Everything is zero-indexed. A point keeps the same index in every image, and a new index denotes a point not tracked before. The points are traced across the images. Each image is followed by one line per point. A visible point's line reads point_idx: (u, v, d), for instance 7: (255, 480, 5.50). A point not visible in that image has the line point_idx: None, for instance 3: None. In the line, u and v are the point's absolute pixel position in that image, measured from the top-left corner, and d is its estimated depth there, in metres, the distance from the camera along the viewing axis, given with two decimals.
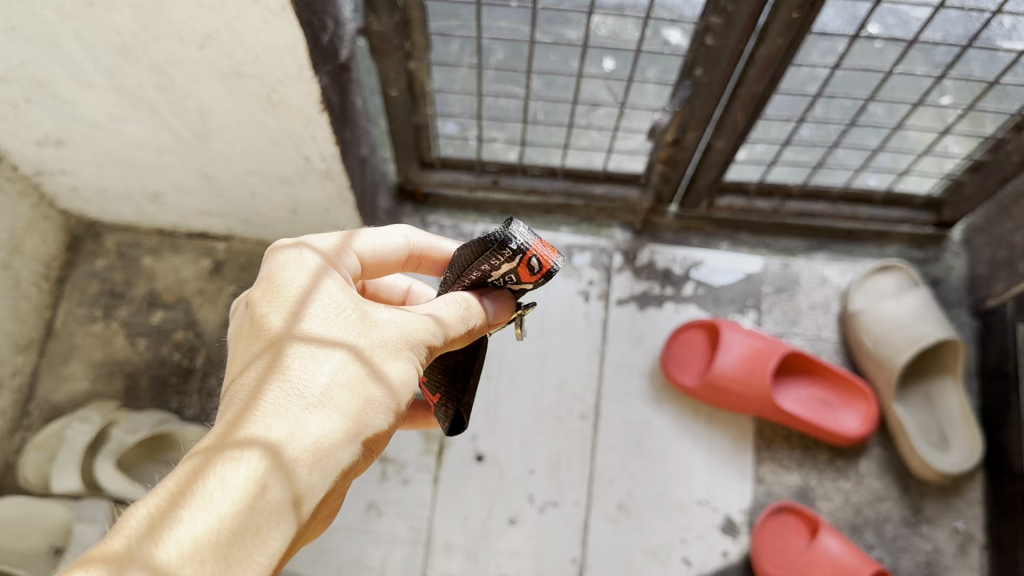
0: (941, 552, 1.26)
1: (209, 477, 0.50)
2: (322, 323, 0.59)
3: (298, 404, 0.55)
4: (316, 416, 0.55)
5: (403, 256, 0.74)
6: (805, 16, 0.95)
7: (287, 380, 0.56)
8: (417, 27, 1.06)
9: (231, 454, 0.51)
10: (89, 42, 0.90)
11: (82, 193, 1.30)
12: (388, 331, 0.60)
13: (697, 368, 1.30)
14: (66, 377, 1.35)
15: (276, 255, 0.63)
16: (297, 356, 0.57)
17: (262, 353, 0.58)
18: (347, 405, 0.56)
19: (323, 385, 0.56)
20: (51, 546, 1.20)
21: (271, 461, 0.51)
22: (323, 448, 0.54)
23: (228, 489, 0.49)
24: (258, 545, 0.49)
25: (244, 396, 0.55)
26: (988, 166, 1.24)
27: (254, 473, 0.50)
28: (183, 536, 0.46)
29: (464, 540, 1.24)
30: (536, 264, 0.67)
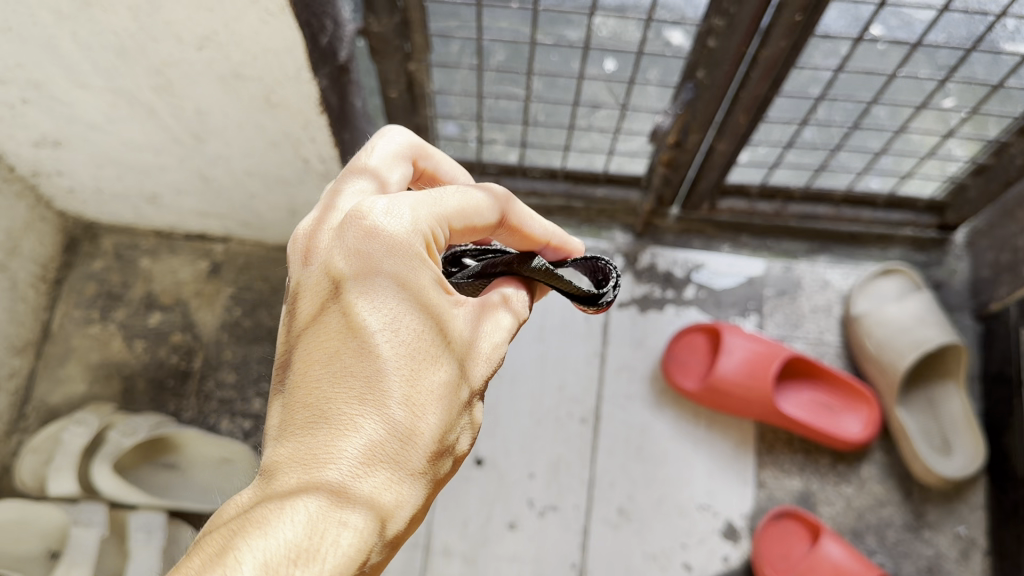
0: (943, 557, 1.25)
1: (316, 536, 0.52)
2: (427, 364, 0.59)
3: (398, 459, 0.57)
4: (410, 473, 0.57)
5: (493, 220, 0.66)
6: (809, 19, 0.94)
7: (393, 431, 0.57)
8: (417, 28, 1.05)
9: (343, 516, 0.53)
10: (87, 43, 0.89)
11: (80, 195, 1.30)
12: (478, 372, 0.62)
13: (698, 372, 1.29)
14: (63, 379, 1.35)
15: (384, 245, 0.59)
16: (400, 400, 0.57)
17: (367, 381, 0.57)
18: (438, 462, 0.59)
19: (423, 441, 0.58)
20: (47, 550, 1.20)
21: (375, 528, 0.54)
22: (415, 510, 0.57)
23: (337, 552, 0.53)
24: None
25: (352, 438, 0.55)
26: (992, 169, 1.23)
27: (359, 540, 0.53)
28: None
29: (463, 544, 1.24)
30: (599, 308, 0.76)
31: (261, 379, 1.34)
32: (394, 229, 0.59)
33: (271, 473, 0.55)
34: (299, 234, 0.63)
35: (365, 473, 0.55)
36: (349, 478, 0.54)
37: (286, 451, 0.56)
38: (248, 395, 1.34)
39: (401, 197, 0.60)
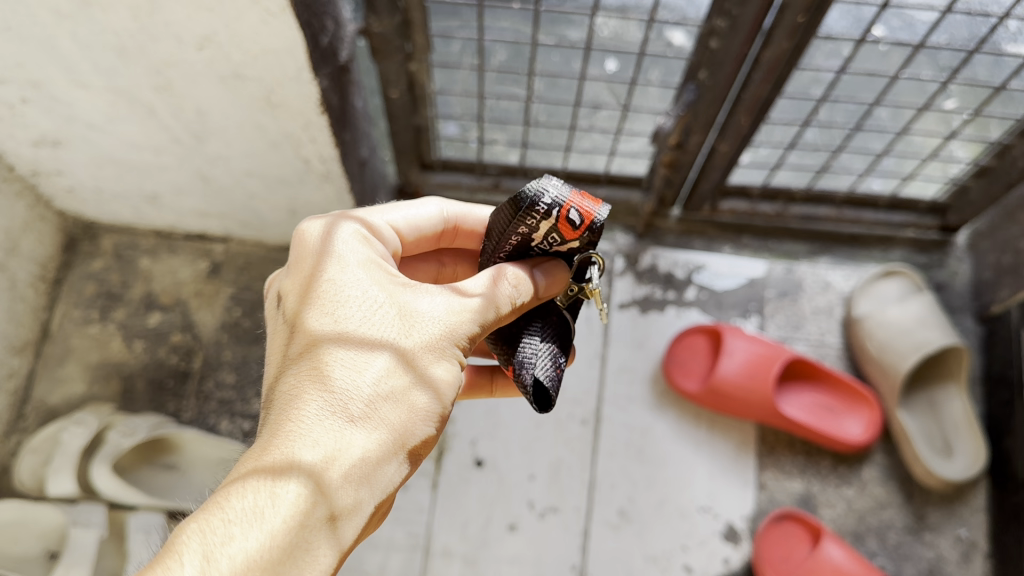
0: (944, 560, 1.24)
1: (261, 496, 0.52)
2: (363, 327, 0.60)
3: (343, 415, 0.57)
4: (361, 429, 0.57)
5: (438, 226, 0.77)
6: (811, 20, 0.94)
7: (331, 390, 0.57)
8: (419, 29, 1.04)
9: (280, 472, 0.53)
10: (87, 43, 0.89)
11: (79, 194, 1.29)
12: (433, 328, 0.62)
13: (699, 373, 1.29)
14: (61, 379, 1.34)
15: (310, 245, 0.65)
16: (336, 364, 0.59)
17: (303, 356, 0.60)
18: (390, 414, 0.58)
19: (366, 395, 0.58)
20: (45, 551, 1.19)
21: (318, 479, 0.53)
22: (367, 462, 0.56)
23: (277, 508, 0.52)
24: (310, 561, 0.52)
25: (291, 405, 0.57)
26: (994, 171, 1.23)
27: (297, 493, 0.52)
28: (236, 555, 0.49)
29: (463, 546, 1.23)
30: (575, 217, 0.68)
31: (260, 380, 1.34)
32: (317, 232, 0.66)
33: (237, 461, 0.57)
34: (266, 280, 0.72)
35: (302, 432, 0.55)
36: (287, 440, 0.55)
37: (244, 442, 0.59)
38: (247, 395, 1.33)
39: (333, 215, 0.68)
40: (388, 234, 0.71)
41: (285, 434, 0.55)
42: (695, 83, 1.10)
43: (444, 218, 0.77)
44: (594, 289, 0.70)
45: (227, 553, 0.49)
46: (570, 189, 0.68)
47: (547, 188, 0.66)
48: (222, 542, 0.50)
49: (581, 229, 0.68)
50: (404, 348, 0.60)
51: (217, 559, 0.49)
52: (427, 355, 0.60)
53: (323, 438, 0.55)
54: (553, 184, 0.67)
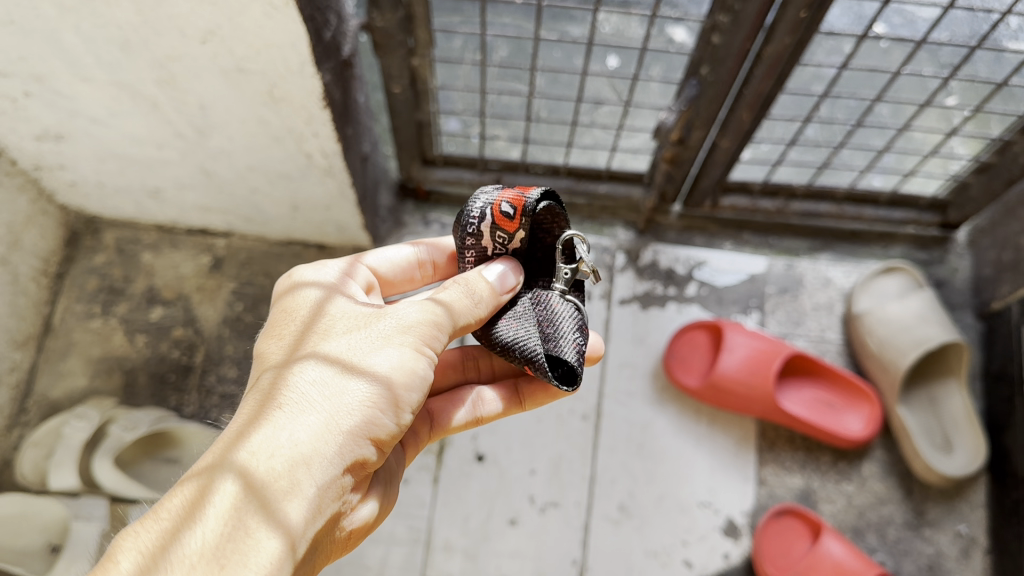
0: (944, 555, 1.25)
1: (202, 489, 0.55)
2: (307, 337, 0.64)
3: (289, 409, 0.59)
4: (301, 418, 0.59)
5: (415, 263, 0.84)
6: (813, 16, 0.94)
7: (273, 391, 0.61)
8: (421, 24, 1.05)
9: (218, 465, 0.56)
10: (90, 37, 0.89)
11: (82, 189, 1.30)
12: (386, 327, 0.64)
13: (699, 369, 1.29)
14: (64, 373, 1.34)
15: (276, 291, 0.72)
16: (282, 371, 0.62)
17: (258, 373, 0.64)
18: (328, 403, 0.60)
19: (304, 391, 0.60)
20: (47, 544, 1.19)
21: (254, 466, 0.56)
22: (305, 447, 0.57)
23: (216, 496, 0.54)
24: (251, 545, 0.53)
25: (240, 411, 0.61)
26: (994, 168, 1.23)
27: (234, 482, 0.55)
28: (174, 540, 0.52)
29: (464, 540, 1.23)
30: (508, 207, 0.71)
31: None
32: (281, 281, 0.73)
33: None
34: None
35: (245, 429, 0.58)
36: (232, 437, 0.58)
37: None
38: None
39: (309, 268, 0.74)
40: (367, 275, 0.79)
41: (229, 434, 0.58)
42: (697, 78, 1.11)
43: (419, 255, 0.84)
44: (583, 263, 0.74)
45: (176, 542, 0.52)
46: (502, 191, 0.73)
47: (477, 198, 0.73)
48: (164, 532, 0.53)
49: (517, 217, 0.71)
50: (341, 347, 0.63)
51: (167, 549, 0.51)
52: (376, 348, 0.62)
53: (271, 431, 0.57)
54: (485, 192, 0.73)
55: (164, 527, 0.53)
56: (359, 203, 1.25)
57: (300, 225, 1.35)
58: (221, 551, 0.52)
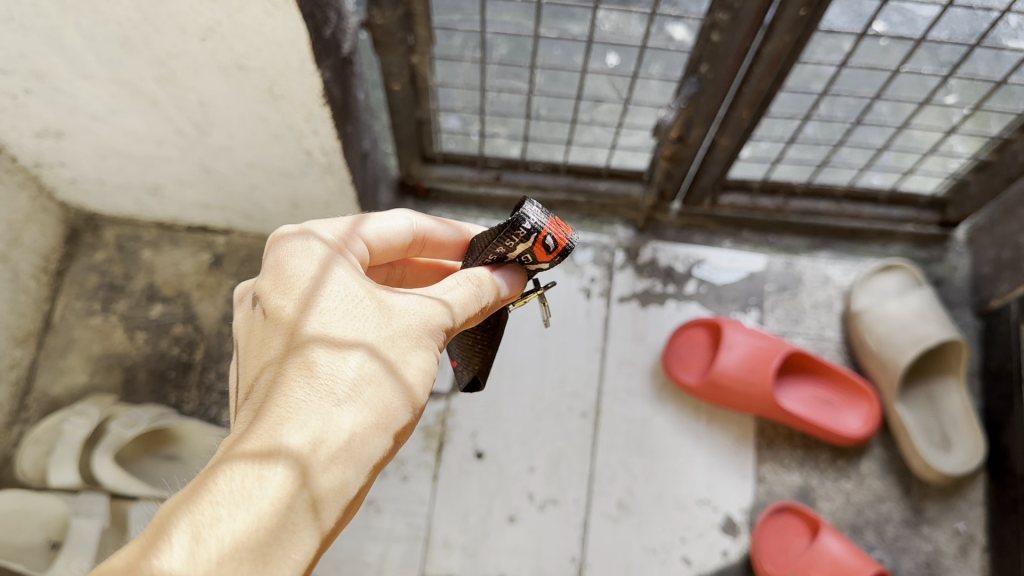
0: (942, 553, 1.25)
1: (246, 479, 0.49)
2: (343, 316, 0.59)
3: (338, 399, 0.55)
4: (347, 411, 0.55)
5: (407, 238, 0.74)
6: (812, 13, 0.94)
7: (316, 375, 0.56)
8: (421, 21, 1.05)
9: (265, 453, 0.50)
10: (90, 34, 0.89)
11: (82, 185, 1.30)
12: (409, 320, 0.62)
13: (698, 367, 1.30)
14: (64, 370, 1.35)
15: (282, 244, 0.63)
16: (322, 349, 0.57)
17: (280, 347, 0.58)
18: (374, 398, 0.56)
19: (351, 379, 0.56)
20: (47, 541, 1.20)
21: (305, 459, 0.51)
22: (352, 446, 0.54)
23: (265, 487, 0.49)
24: (295, 544, 0.49)
25: (270, 392, 0.55)
26: (994, 166, 1.23)
27: (287, 473, 0.50)
28: (221, 534, 0.47)
29: (463, 537, 1.24)
30: (551, 243, 0.73)
31: None
32: (288, 234, 0.64)
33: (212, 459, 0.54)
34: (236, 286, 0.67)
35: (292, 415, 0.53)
36: (277, 423, 0.52)
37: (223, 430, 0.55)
38: None
39: (318, 221, 0.67)
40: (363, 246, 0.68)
41: (265, 419, 0.53)
42: (696, 77, 1.11)
43: (411, 231, 0.74)
44: None
45: (214, 534, 0.46)
46: (548, 216, 0.73)
47: (528, 213, 0.71)
48: (209, 522, 0.47)
49: (554, 254, 0.73)
50: (382, 337, 0.59)
51: (205, 540, 0.46)
52: (411, 348, 0.60)
53: (323, 418, 0.53)
54: (534, 210, 0.72)
55: (206, 520, 0.47)
56: (359, 200, 1.25)
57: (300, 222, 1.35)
58: (263, 547, 0.47)
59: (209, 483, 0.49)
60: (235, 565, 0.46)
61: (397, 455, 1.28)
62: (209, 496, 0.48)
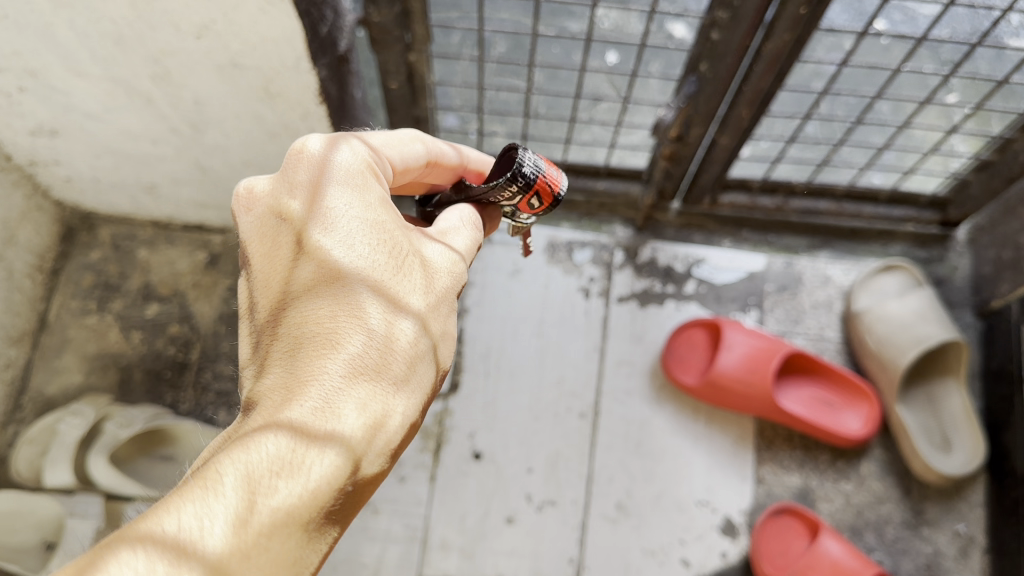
0: (942, 554, 1.24)
1: (305, 447, 0.51)
2: (389, 277, 0.61)
3: (387, 370, 0.57)
4: (396, 385, 0.58)
5: (420, 161, 0.72)
6: (812, 11, 0.93)
7: (368, 341, 0.57)
8: (418, 19, 1.04)
9: (325, 424, 0.53)
10: (84, 31, 0.88)
11: (78, 184, 1.29)
12: (442, 284, 0.64)
13: (697, 368, 1.29)
14: (59, 370, 1.34)
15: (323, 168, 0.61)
16: (374, 310, 0.59)
17: (330, 301, 0.59)
18: (416, 372, 0.59)
19: (400, 351, 0.58)
20: (42, 541, 1.19)
21: (357, 434, 0.54)
22: (396, 421, 0.57)
23: (322, 460, 0.52)
24: (337, 515, 0.53)
25: (324, 353, 0.56)
26: (995, 166, 1.22)
27: (343, 447, 0.53)
28: (278, 504, 0.49)
29: (460, 538, 1.23)
30: (541, 196, 0.73)
31: None
32: (320, 156, 0.62)
33: (250, 405, 0.55)
34: (242, 187, 0.64)
35: (348, 383, 0.55)
36: (332, 390, 0.54)
37: (266, 376, 0.56)
38: None
39: (331, 143, 0.63)
40: (380, 164, 0.65)
41: (321, 383, 0.54)
42: (696, 76, 1.10)
43: (425, 152, 0.72)
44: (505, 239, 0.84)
45: (269, 502, 0.49)
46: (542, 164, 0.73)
47: (527, 162, 0.71)
48: (267, 490, 0.49)
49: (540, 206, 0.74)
50: (426, 305, 0.62)
51: (263, 511, 0.48)
52: (445, 319, 0.63)
53: (375, 392, 0.56)
54: (531, 158, 0.72)
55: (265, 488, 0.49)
56: None
57: None
58: (312, 515, 0.51)
59: (258, 446, 0.51)
60: (289, 535, 0.49)
61: None
62: (269, 461, 0.50)
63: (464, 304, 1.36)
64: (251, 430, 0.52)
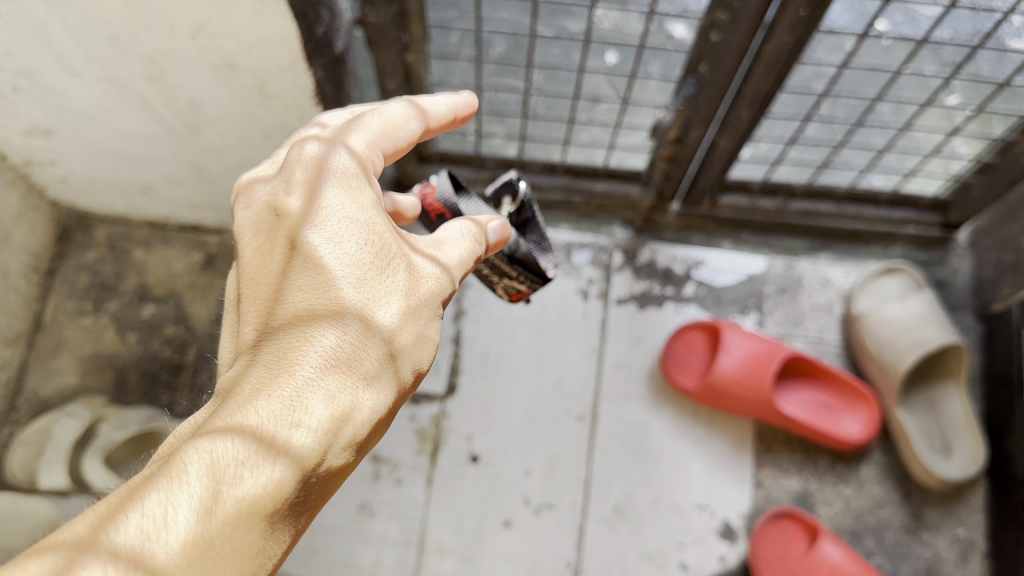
0: (942, 559, 1.24)
1: (271, 440, 0.52)
2: (371, 276, 0.61)
3: (360, 367, 0.58)
4: (369, 382, 0.58)
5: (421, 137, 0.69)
6: (813, 14, 0.92)
7: (343, 339, 0.58)
8: (416, 19, 1.03)
9: (294, 418, 0.53)
10: (78, 32, 0.87)
11: (73, 184, 1.28)
12: (427, 286, 0.64)
13: (696, 370, 1.28)
14: (54, 371, 1.33)
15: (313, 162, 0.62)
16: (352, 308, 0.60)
17: (309, 298, 0.60)
18: (391, 372, 0.60)
19: (375, 350, 0.59)
20: (35, 543, 1.14)
21: (328, 430, 0.54)
22: (367, 419, 0.57)
23: (288, 453, 0.52)
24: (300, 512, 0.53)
25: (299, 349, 0.57)
26: (997, 168, 1.21)
27: (311, 441, 0.53)
28: (241, 496, 0.50)
29: (457, 541, 1.22)
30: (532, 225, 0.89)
31: None
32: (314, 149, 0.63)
33: (223, 392, 0.56)
34: (240, 179, 0.65)
35: (320, 379, 0.56)
36: (303, 385, 0.55)
37: (242, 366, 0.57)
38: None
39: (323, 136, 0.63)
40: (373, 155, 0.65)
41: (293, 377, 0.55)
42: (695, 77, 1.09)
43: (426, 128, 0.69)
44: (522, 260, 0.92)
45: (233, 492, 0.49)
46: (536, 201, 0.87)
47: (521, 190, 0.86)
48: (230, 481, 0.50)
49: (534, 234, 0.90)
50: (406, 306, 0.62)
51: (224, 502, 0.49)
52: (426, 321, 0.63)
53: (347, 389, 0.56)
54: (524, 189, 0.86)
55: (228, 480, 0.50)
56: None
57: None
58: (276, 506, 0.51)
59: (224, 436, 0.51)
60: (249, 528, 0.49)
61: (391, 459, 1.26)
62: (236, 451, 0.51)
63: (462, 305, 1.35)
64: (221, 419, 0.52)
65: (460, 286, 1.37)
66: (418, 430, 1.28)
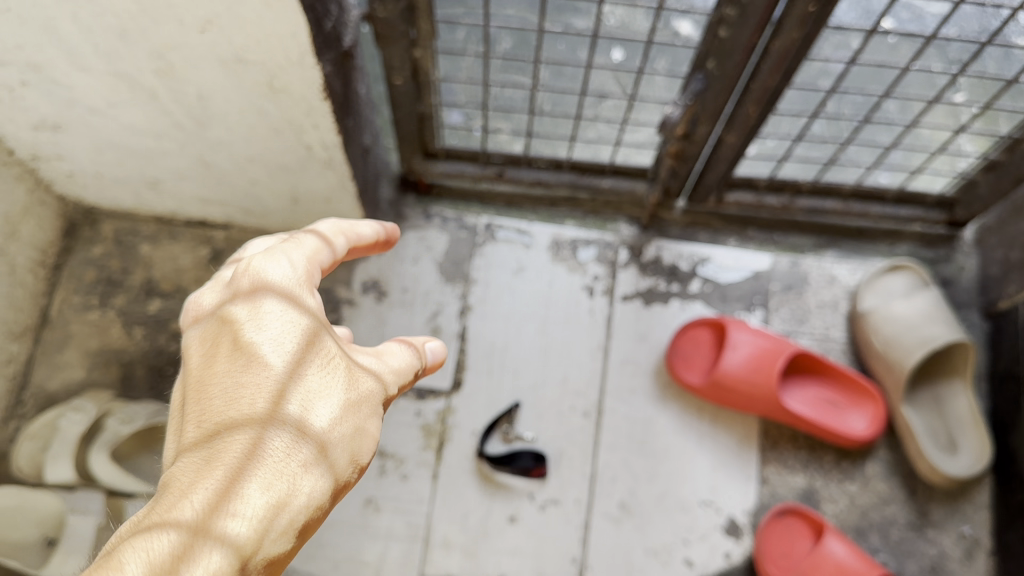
0: (947, 557, 1.24)
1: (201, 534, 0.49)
2: (313, 381, 0.59)
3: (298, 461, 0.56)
4: (307, 476, 0.56)
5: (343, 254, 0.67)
6: (821, 10, 0.92)
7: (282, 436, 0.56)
8: (424, 15, 1.03)
9: (227, 511, 0.51)
10: (87, 25, 0.88)
11: (80, 179, 1.28)
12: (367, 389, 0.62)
13: (702, 367, 1.28)
14: (61, 366, 1.33)
15: (257, 271, 0.61)
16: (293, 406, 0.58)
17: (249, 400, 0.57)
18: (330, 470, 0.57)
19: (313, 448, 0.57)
20: (43, 538, 1.20)
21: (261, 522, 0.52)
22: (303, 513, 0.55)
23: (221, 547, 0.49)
24: None
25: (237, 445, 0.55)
26: (1004, 166, 1.21)
27: (247, 529, 0.51)
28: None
29: (462, 536, 1.22)
30: None
31: None
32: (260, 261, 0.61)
33: (155, 495, 0.53)
34: (187, 301, 0.63)
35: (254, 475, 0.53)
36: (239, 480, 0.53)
37: (176, 467, 0.54)
38: None
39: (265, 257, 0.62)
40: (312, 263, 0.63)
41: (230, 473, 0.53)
42: (703, 73, 1.09)
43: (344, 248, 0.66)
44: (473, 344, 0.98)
45: None
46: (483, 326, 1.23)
47: None
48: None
49: None
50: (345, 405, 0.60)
51: None
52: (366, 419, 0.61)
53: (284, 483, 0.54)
54: None
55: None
56: (360, 196, 1.24)
57: (300, 217, 1.33)
58: None
59: (157, 536, 0.49)
60: None
61: (397, 454, 1.26)
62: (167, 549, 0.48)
63: (468, 302, 1.36)
64: (151, 519, 0.50)
65: (466, 282, 1.37)
66: (424, 425, 1.28)
